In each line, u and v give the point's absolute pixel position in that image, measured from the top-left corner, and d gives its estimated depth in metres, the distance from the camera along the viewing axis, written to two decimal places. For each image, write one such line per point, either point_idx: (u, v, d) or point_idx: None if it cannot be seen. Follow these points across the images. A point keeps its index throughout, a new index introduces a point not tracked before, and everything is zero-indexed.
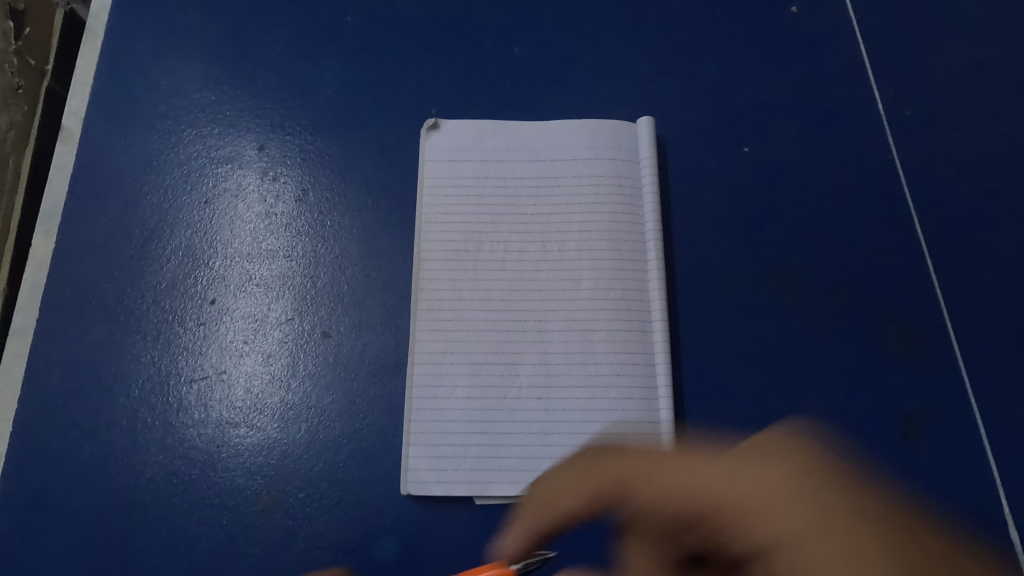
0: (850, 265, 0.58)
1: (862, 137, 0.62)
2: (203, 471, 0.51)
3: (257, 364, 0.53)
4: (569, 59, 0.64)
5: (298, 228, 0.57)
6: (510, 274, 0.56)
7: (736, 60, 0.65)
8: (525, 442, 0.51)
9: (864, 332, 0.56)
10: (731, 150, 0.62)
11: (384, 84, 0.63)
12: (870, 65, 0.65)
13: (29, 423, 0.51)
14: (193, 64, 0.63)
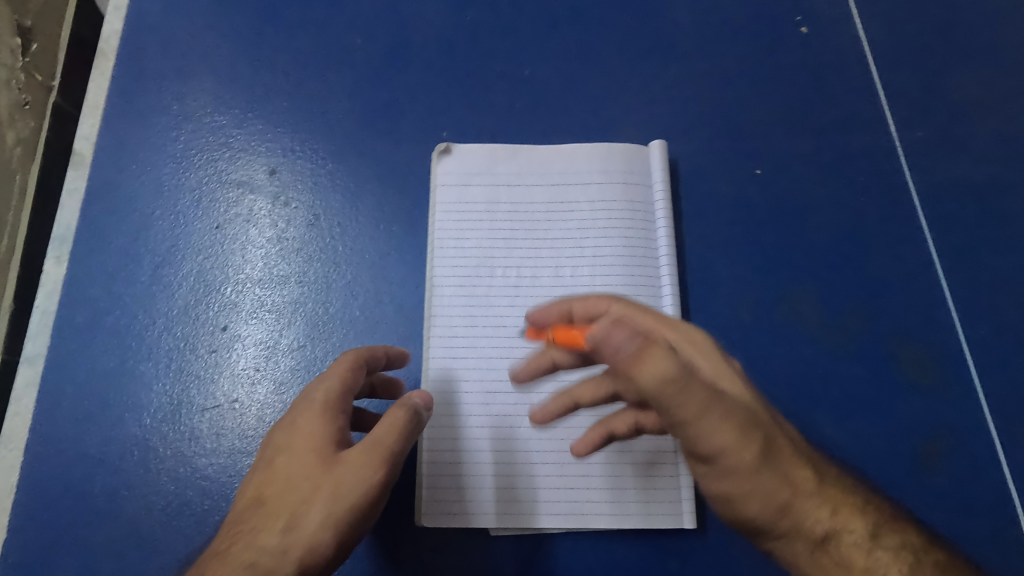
0: (865, 288, 0.58)
1: (874, 158, 0.62)
2: (216, 502, 0.50)
3: (269, 393, 0.53)
4: (579, 81, 0.64)
5: (310, 253, 0.57)
6: (523, 299, 0.55)
7: (746, 81, 0.65)
8: (540, 471, 0.51)
9: (880, 356, 0.56)
10: (743, 172, 0.62)
11: (396, 106, 0.63)
12: (881, 85, 0.64)
13: (41, 454, 0.51)
14: (204, 89, 0.63)
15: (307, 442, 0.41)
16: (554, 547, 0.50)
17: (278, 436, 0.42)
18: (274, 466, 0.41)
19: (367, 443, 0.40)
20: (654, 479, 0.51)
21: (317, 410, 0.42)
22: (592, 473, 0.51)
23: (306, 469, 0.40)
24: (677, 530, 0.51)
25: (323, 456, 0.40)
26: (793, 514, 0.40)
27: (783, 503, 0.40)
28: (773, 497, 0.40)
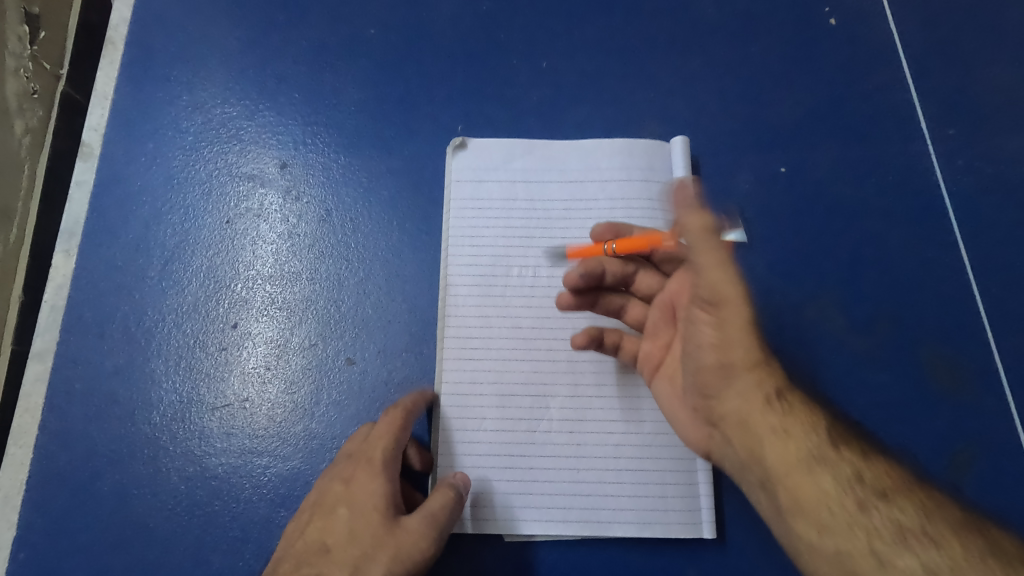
0: (892, 293, 0.56)
1: (904, 156, 0.60)
2: (226, 502, 0.49)
3: (280, 392, 0.52)
4: (598, 74, 0.63)
5: (322, 249, 0.56)
6: (539, 299, 0.54)
7: (771, 76, 0.63)
8: (556, 477, 0.50)
9: (907, 364, 0.54)
10: (768, 170, 0.60)
11: (410, 98, 0.61)
12: (912, 81, 0.62)
13: (50, 451, 0.50)
14: (215, 79, 0.61)
15: (368, 500, 0.44)
16: (570, 554, 0.49)
17: (338, 485, 0.46)
18: (333, 515, 0.44)
19: (425, 514, 0.44)
20: (673, 487, 0.50)
21: (377, 469, 0.45)
22: (610, 480, 0.50)
23: (368, 525, 0.43)
24: (695, 540, 0.49)
25: (384, 515, 0.43)
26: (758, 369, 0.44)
27: (757, 361, 0.44)
28: (752, 350, 0.44)
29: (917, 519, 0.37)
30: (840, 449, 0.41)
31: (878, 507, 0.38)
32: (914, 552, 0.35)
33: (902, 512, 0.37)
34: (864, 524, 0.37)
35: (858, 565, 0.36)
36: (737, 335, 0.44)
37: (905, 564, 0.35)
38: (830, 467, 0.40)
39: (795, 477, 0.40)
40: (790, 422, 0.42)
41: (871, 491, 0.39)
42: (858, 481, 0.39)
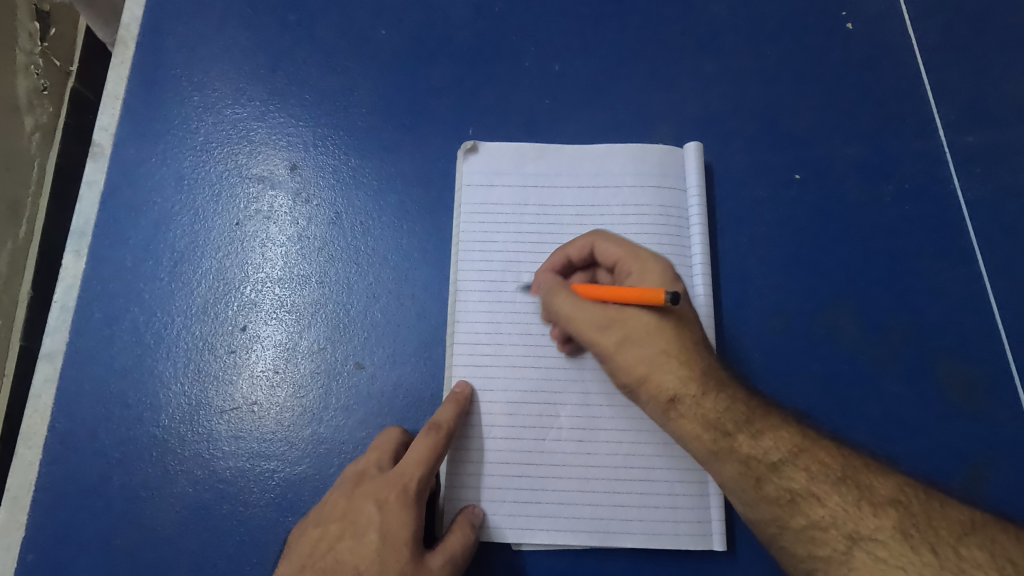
0: (909, 303, 0.55)
1: (921, 164, 0.59)
2: (234, 506, 0.49)
3: (289, 396, 0.52)
4: (611, 78, 0.62)
5: (331, 252, 0.56)
6: None
7: (786, 80, 0.62)
8: (566, 486, 0.49)
9: (923, 375, 0.53)
10: (782, 177, 0.59)
11: (421, 100, 0.61)
12: (931, 87, 0.61)
13: (59, 452, 0.50)
14: (226, 80, 0.61)
15: (397, 529, 0.45)
16: (578, 563, 0.49)
17: (371, 507, 0.45)
18: (363, 540, 0.44)
19: (451, 552, 0.45)
20: (684, 498, 0.50)
21: (413, 502, 0.46)
22: (620, 490, 0.49)
23: (398, 558, 0.44)
24: (705, 552, 0.49)
25: (413, 548, 0.44)
26: (651, 380, 0.46)
27: (658, 368, 0.46)
28: (651, 357, 0.47)
29: (805, 481, 0.43)
30: (733, 434, 0.45)
31: (773, 481, 0.44)
32: (806, 514, 0.42)
33: (792, 479, 0.43)
34: (765, 498, 0.44)
35: (772, 535, 0.44)
36: (635, 350, 0.47)
37: (802, 525, 0.42)
38: (731, 455, 0.45)
39: (709, 466, 0.46)
40: (686, 420, 0.46)
41: (762, 465, 0.44)
42: (754, 457, 0.44)
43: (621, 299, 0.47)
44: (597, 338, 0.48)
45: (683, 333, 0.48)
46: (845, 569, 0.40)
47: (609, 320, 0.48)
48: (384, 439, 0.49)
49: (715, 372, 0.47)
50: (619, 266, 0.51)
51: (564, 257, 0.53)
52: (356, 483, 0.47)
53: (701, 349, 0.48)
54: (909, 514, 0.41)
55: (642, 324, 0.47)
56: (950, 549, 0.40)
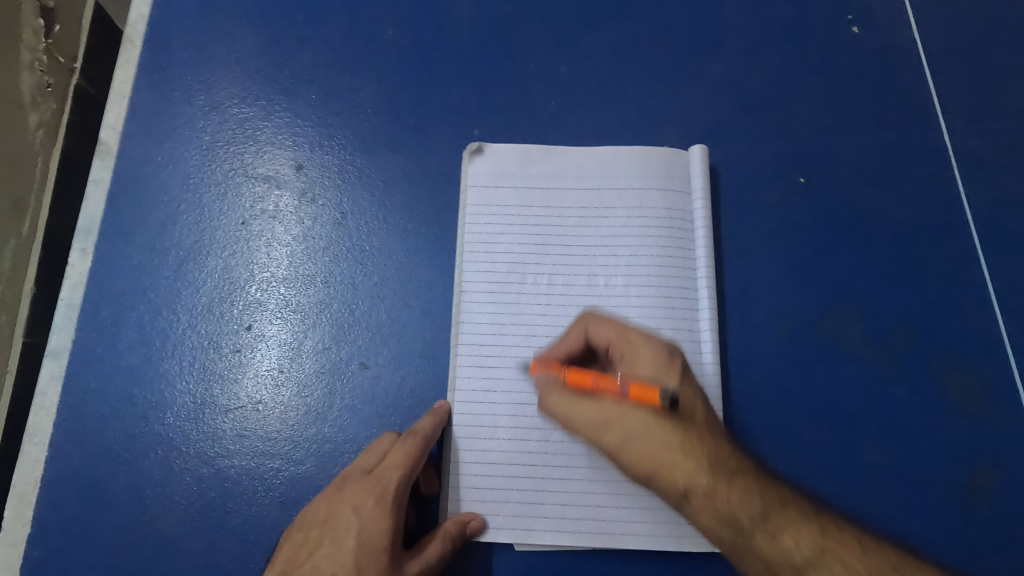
0: (912, 309, 0.55)
1: (925, 169, 0.59)
2: (238, 504, 0.49)
3: (293, 395, 0.52)
4: (617, 80, 0.62)
5: (336, 252, 0.56)
6: (554, 308, 0.54)
7: (791, 84, 0.62)
8: (568, 488, 0.50)
9: (926, 381, 0.53)
10: (787, 181, 0.59)
11: (427, 101, 0.61)
12: (935, 92, 0.61)
13: (65, 449, 0.50)
14: (232, 79, 0.61)
15: (374, 537, 0.45)
16: (580, 565, 0.49)
17: (349, 510, 0.45)
18: (341, 542, 0.44)
19: (429, 555, 0.45)
20: None
21: (391, 506, 0.46)
22: (623, 492, 0.50)
23: (375, 560, 0.44)
24: (707, 554, 0.49)
25: (387, 556, 0.44)
26: (659, 476, 0.45)
27: (664, 463, 0.44)
28: (655, 453, 0.45)
29: (792, 548, 0.43)
30: (737, 516, 0.44)
31: (767, 550, 0.43)
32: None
33: (783, 545, 0.43)
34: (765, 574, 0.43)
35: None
36: (636, 446, 0.45)
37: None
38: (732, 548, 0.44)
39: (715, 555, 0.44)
40: (702, 515, 0.44)
41: (758, 537, 0.43)
42: (744, 522, 0.43)
43: (616, 394, 0.46)
44: (602, 436, 0.46)
45: (687, 423, 0.45)
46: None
47: (610, 416, 0.46)
48: (379, 445, 0.49)
49: (720, 453, 0.45)
50: (613, 351, 0.49)
51: (565, 352, 0.51)
52: (338, 487, 0.47)
53: (706, 430, 0.46)
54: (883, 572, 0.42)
55: (640, 419, 0.45)
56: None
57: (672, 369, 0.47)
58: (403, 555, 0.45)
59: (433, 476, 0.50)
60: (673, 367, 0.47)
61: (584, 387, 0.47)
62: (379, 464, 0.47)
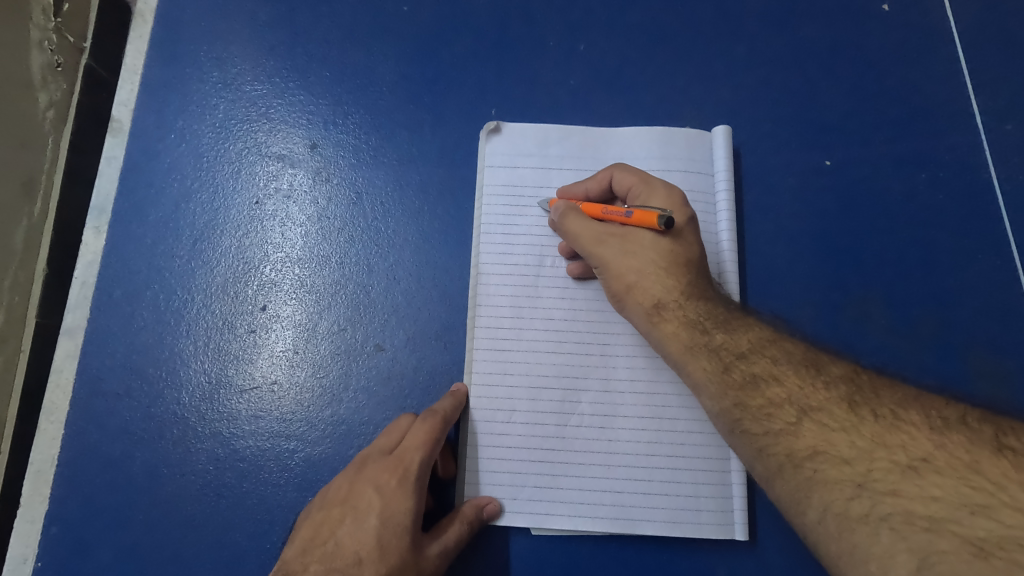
0: (939, 296, 0.54)
1: (957, 152, 0.57)
2: (254, 484, 0.49)
3: (308, 376, 0.52)
4: (637, 59, 0.60)
5: (351, 233, 0.55)
6: (572, 291, 0.53)
7: (818, 64, 0.60)
8: (586, 472, 0.49)
9: (953, 369, 0.52)
10: (812, 164, 0.57)
11: (443, 79, 0.59)
12: (969, 72, 0.59)
13: (81, 427, 0.50)
14: (246, 56, 0.60)
15: (396, 517, 0.44)
16: (597, 549, 0.49)
17: (371, 490, 0.45)
18: (364, 521, 0.44)
19: (450, 536, 0.45)
20: (706, 488, 0.49)
21: (413, 486, 0.45)
22: (642, 478, 0.49)
23: (398, 540, 0.44)
24: (726, 541, 0.49)
25: (409, 537, 0.44)
26: (637, 287, 0.48)
27: (647, 277, 0.48)
28: (638, 268, 0.48)
29: (768, 366, 0.44)
30: (711, 331, 0.46)
31: (739, 366, 0.44)
32: (764, 393, 0.42)
33: (756, 364, 0.44)
34: (731, 384, 0.44)
35: (736, 419, 0.43)
36: (625, 261, 0.49)
37: (760, 403, 0.42)
38: (704, 346, 0.46)
39: (683, 365, 0.47)
40: (669, 322, 0.47)
41: (731, 354, 0.45)
42: (724, 347, 0.46)
43: (622, 219, 0.49)
44: (596, 249, 0.49)
45: (677, 254, 0.49)
46: (793, 437, 0.40)
47: (607, 233, 0.49)
48: (398, 425, 0.48)
49: (702, 290, 0.48)
50: (631, 193, 0.51)
51: (584, 191, 0.54)
52: (359, 467, 0.47)
53: (693, 268, 0.49)
54: (858, 389, 0.41)
55: (640, 239, 0.49)
56: (889, 411, 0.39)
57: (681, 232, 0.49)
58: (424, 536, 0.45)
59: (451, 460, 0.50)
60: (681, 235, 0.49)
61: (594, 216, 0.51)
62: (401, 444, 0.47)
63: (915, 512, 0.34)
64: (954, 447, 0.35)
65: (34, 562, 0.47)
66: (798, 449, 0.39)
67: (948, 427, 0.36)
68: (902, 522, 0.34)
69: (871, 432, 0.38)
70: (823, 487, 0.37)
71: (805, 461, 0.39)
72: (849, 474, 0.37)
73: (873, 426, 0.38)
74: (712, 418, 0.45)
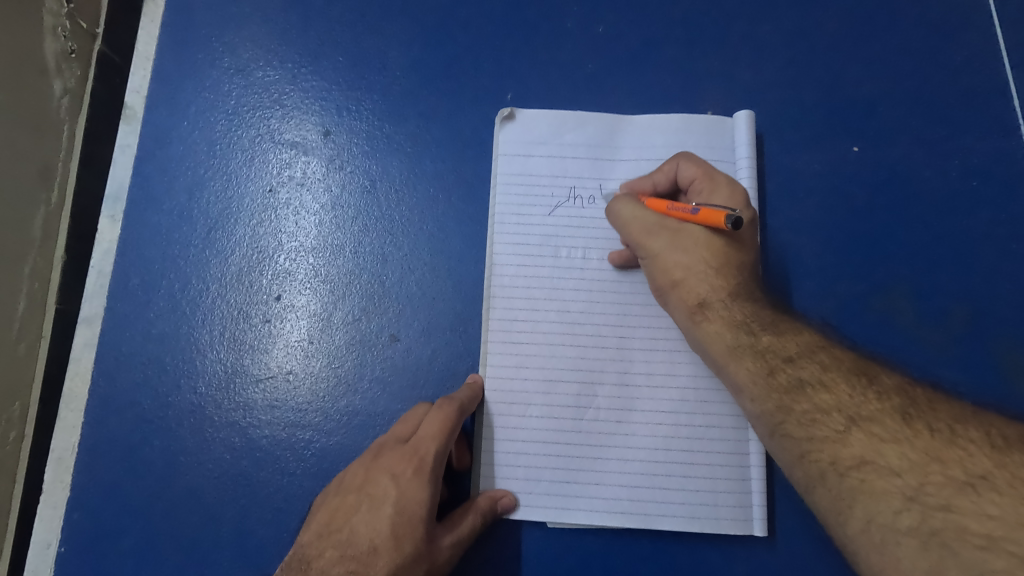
0: (972, 287, 0.52)
1: (992, 136, 0.55)
2: (271, 474, 0.50)
3: (323, 366, 0.51)
4: (657, 41, 0.58)
5: (365, 221, 0.54)
6: (588, 282, 0.52)
7: (847, 45, 0.58)
8: (604, 467, 0.48)
9: (983, 363, 0.50)
10: (839, 150, 0.55)
11: (457, 63, 0.58)
12: (1007, 51, 0.56)
13: (99, 416, 0.51)
14: (256, 40, 0.59)
15: (411, 507, 0.44)
16: (614, 543, 0.48)
17: (386, 479, 0.45)
18: (379, 510, 0.44)
19: (464, 528, 0.45)
20: (725, 483, 0.48)
21: (427, 477, 0.45)
22: (659, 473, 0.48)
23: (412, 531, 0.43)
24: (745, 536, 0.48)
25: (424, 527, 0.44)
26: (683, 284, 0.47)
27: (695, 272, 0.47)
28: (687, 265, 0.48)
29: (817, 371, 0.43)
30: (758, 333, 0.45)
31: (785, 370, 0.44)
32: (811, 399, 0.42)
33: (804, 368, 0.43)
34: (776, 387, 0.43)
35: (778, 423, 0.43)
36: (676, 255, 0.48)
37: (805, 408, 0.42)
38: (749, 348, 0.45)
39: (724, 365, 0.46)
40: (712, 322, 0.46)
41: (778, 358, 0.44)
42: (771, 351, 0.45)
43: (684, 216, 0.48)
44: (646, 240, 0.49)
45: (730, 256, 0.48)
46: (840, 445, 0.39)
47: (661, 226, 0.48)
48: (414, 415, 0.48)
49: (749, 292, 0.47)
50: (694, 188, 0.51)
51: (652, 185, 0.52)
52: (375, 456, 0.46)
53: (745, 269, 0.48)
54: (913, 402, 0.40)
55: (696, 236, 0.48)
56: (946, 426, 0.38)
57: (743, 233, 0.48)
58: (438, 526, 0.45)
59: (465, 451, 0.49)
60: (741, 237, 0.48)
61: (657, 209, 0.49)
62: (416, 433, 0.47)
63: (969, 528, 0.34)
64: (1015, 468, 0.35)
65: (57, 547, 0.48)
66: (844, 458, 0.39)
67: (1008, 447, 0.36)
68: (953, 538, 0.34)
69: (925, 446, 0.37)
70: (869, 497, 0.37)
71: (850, 471, 0.38)
72: (899, 486, 0.37)
73: (928, 439, 0.37)
74: (752, 419, 0.44)
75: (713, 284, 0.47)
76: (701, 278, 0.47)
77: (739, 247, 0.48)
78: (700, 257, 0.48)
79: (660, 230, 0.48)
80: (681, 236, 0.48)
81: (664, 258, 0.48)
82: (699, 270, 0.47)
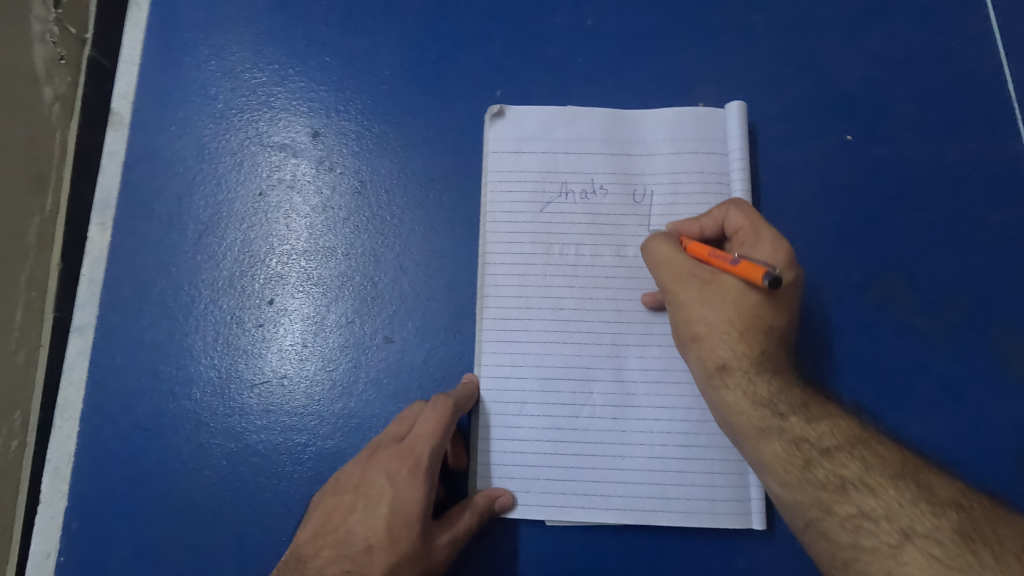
0: (967, 275, 0.52)
1: (987, 122, 0.54)
2: (268, 479, 0.50)
3: (317, 370, 0.51)
4: (647, 34, 0.58)
5: (356, 224, 0.54)
6: (582, 280, 0.51)
7: (839, 32, 0.57)
8: (601, 466, 0.48)
9: (979, 352, 0.50)
10: (832, 139, 0.55)
11: (446, 61, 0.57)
12: (999, 36, 0.56)
13: (95, 425, 0.51)
14: (243, 42, 0.59)
15: (407, 506, 0.44)
16: (613, 540, 0.48)
17: (383, 478, 0.45)
18: (376, 510, 0.44)
19: (460, 527, 0.45)
20: (723, 477, 0.48)
21: (423, 476, 0.45)
22: (657, 469, 0.48)
23: (408, 530, 0.43)
24: (743, 530, 0.48)
25: (420, 527, 0.44)
26: (705, 341, 0.46)
27: (718, 333, 0.46)
28: (712, 322, 0.46)
29: (858, 472, 0.41)
30: (788, 416, 0.44)
31: (823, 464, 0.42)
32: (855, 502, 0.40)
33: (844, 466, 0.41)
34: (811, 482, 0.41)
35: (814, 521, 0.41)
36: (702, 309, 0.46)
37: (848, 512, 0.40)
38: (780, 432, 0.43)
39: (751, 442, 0.44)
40: (732, 391, 0.45)
41: (813, 450, 0.42)
42: (806, 440, 0.43)
43: (722, 266, 0.46)
44: (676, 288, 0.47)
45: (759, 317, 0.45)
46: (891, 561, 0.37)
47: (694, 275, 0.47)
48: (411, 413, 0.48)
49: (775, 363, 0.46)
50: (738, 238, 0.48)
51: (698, 229, 0.50)
52: (371, 455, 0.46)
53: (772, 336, 0.46)
54: (973, 519, 0.37)
55: (728, 289, 0.46)
56: (1014, 555, 0.35)
57: (777, 296, 0.46)
58: (434, 525, 0.45)
59: (461, 451, 0.49)
60: (776, 301, 0.46)
61: (697, 254, 0.48)
62: (412, 432, 0.46)
63: None
64: None
65: (57, 557, 0.48)
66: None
67: None
68: None
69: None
70: None
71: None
72: None
73: (995, 571, 0.34)
74: (784, 509, 0.43)
75: (736, 348, 0.45)
76: (725, 339, 0.46)
77: (775, 310, 0.46)
78: (729, 318, 0.46)
79: (698, 283, 0.47)
80: (713, 292, 0.46)
81: (690, 315, 0.47)
82: (727, 329, 0.46)
